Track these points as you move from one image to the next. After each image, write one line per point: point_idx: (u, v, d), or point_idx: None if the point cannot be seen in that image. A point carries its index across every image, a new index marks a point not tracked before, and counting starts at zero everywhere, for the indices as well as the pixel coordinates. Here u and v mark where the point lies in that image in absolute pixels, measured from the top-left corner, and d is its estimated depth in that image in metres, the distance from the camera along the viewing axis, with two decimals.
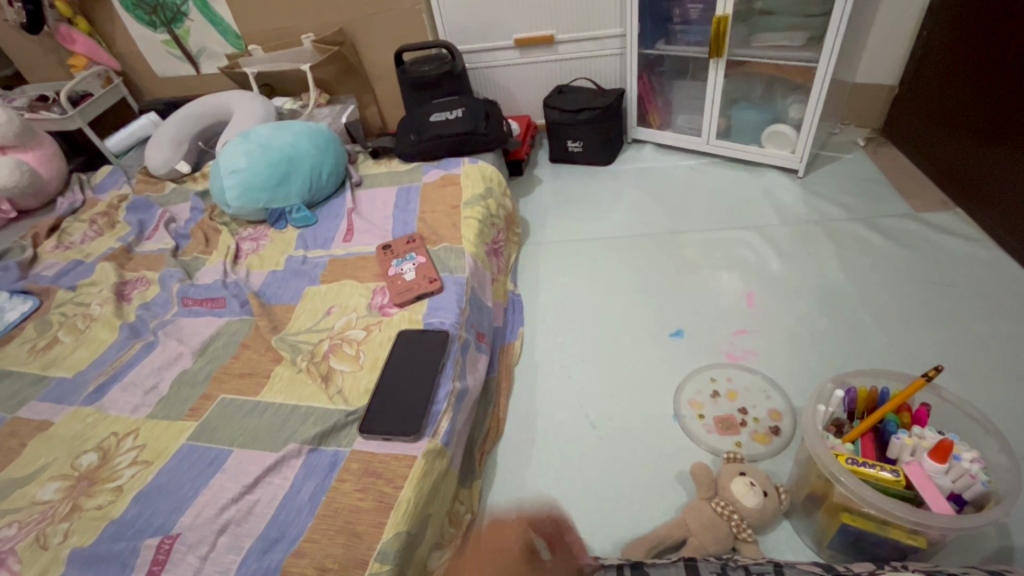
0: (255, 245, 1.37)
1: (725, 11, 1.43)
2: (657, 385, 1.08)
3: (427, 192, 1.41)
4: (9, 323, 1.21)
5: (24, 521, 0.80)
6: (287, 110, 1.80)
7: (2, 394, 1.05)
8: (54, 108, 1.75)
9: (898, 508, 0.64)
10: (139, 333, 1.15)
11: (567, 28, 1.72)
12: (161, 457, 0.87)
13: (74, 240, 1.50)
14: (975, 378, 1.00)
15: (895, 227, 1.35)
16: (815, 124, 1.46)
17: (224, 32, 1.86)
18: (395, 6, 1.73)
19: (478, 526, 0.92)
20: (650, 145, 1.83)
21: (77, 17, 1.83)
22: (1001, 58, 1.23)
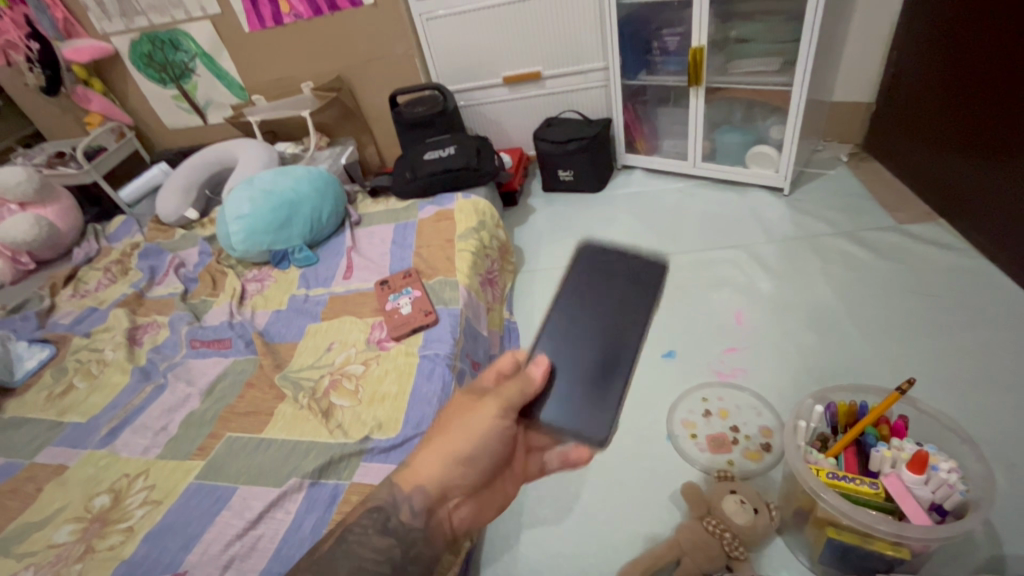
0: (259, 285, 1.43)
1: (701, 43, 1.50)
2: (651, 406, 1.10)
3: (423, 228, 1.47)
4: (27, 371, 1.26)
5: (40, 564, 0.83)
6: (289, 155, 1.89)
7: (21, 440, 1.10)
8: (71, 164, 1.85)
9: (877, 521, 0.66)
10: (149, 376, 1.19)
11: (552, 64, 1.80)
12: (171, 496, 0.91)
13: (90, 288, 1.57)
14: (961, 386, 1.01)
15: (879, 240, 1.38)
16: (795, 144, 1.50)
17: (228, 84, 1.97)
18: (389, 52, 1.83)
19: (477, 554, 0.93)
20: (639, 169, 1.89)
21: (91, 78, 1.96)
22: (968, 74, 1.27)
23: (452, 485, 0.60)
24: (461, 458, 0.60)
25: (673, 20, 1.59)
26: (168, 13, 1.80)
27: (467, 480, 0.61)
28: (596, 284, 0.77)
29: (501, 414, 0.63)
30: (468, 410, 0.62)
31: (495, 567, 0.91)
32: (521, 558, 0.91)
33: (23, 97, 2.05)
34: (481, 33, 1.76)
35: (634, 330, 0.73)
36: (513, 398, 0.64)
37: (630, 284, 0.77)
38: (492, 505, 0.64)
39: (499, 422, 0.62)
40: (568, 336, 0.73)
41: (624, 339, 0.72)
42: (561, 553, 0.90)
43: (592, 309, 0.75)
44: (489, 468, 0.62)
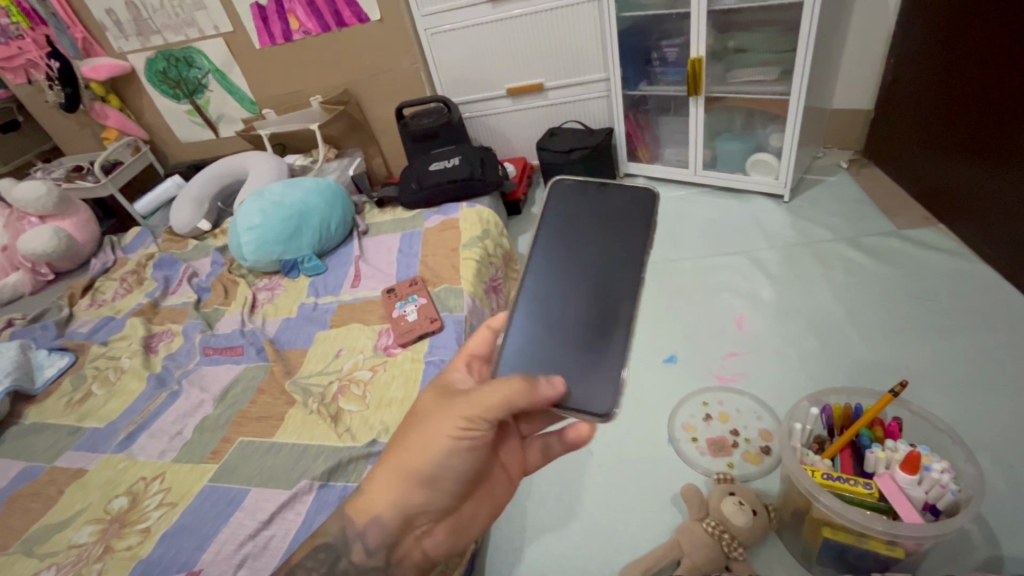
0: (270, 294, 1.47)
1: (699, 54, 1.52)
2: (653, 410, 1.12)
3: (428, 237, 1.50)
4: (47, 379, 1.30)
5: (62, 563, 0.87)
6: (298, 166, 1.94)
7: (43, 445, 1.14)
8: (88, 178, 1.91)
9: (871, 520, 0.67)
10: (164, 382, 1.23)
11: (554, 75, 1.84)
12: (185, 498, 0.94)
13: (106, 298, 1.62)
14: (960, 389, 1.03)
15: (879, 245, 1.39)
16: (795, 152, 1.52)
17: (240, 99, 2.03)
18: (395, 66, 1.88)
19: (481, 556, 0.95)
20: (641, 177, 1.92)
21: (109, 95, 2.02)
22: (962, 80, 1.29)
23: (413, 513, 0.60)
24: (421, 487, 0.59)
25: (673, 31, 1.63)
26: (183, 31, 1.87)
27: (430, 508, 0.60)
28: (581, 229, 0.75)
29: (463, 438, 0.57)
30: (427, 434, 0.58)
31: (499, 568, 0.93)
32: (524, 559, 0.93)
33: (44, 114, 2.11)
34: (484, 47, 1.80)
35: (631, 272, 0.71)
36: (484, 415, 0.56)
37: (613, 231, 0.74)
38: (469, 521, 0.63)
39: (458, 450, 0.58)
40: (562, 295, 0.72)
41: (620, 290, 0.70)
42: (563, 554, 0.92)
43: (580, 261, 0.73)
44: (459, 490, 0.60)
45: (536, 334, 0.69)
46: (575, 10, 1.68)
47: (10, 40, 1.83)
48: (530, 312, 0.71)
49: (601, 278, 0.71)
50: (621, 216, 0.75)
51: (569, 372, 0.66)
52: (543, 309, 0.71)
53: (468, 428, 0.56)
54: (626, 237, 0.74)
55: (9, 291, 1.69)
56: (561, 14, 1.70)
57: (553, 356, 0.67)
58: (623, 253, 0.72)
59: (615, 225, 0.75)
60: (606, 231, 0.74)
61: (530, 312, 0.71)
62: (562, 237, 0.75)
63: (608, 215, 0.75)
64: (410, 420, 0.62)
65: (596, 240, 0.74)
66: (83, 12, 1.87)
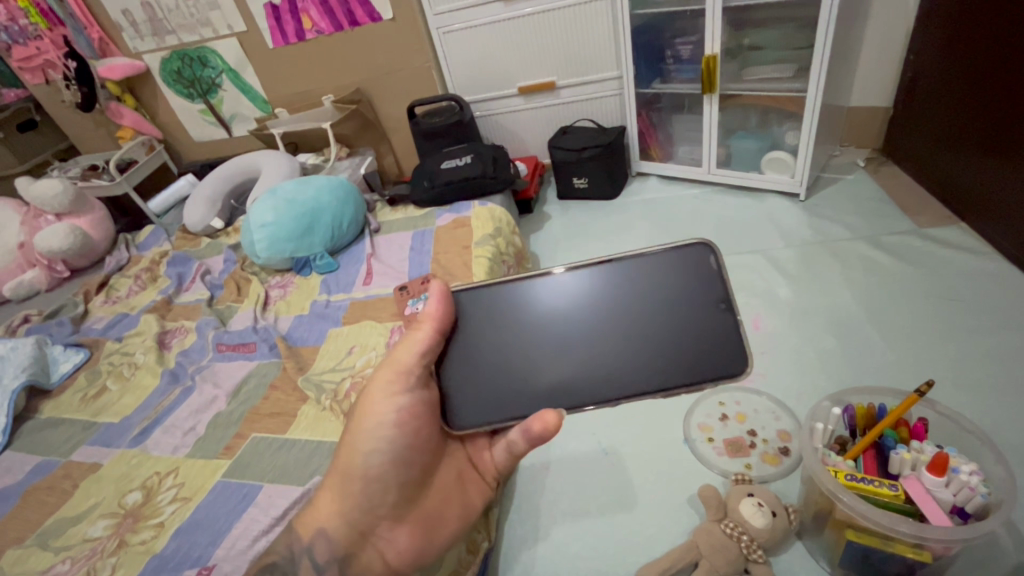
0: (282, 291, 1.47)
1: (714, 51, 1.51)
2: (669, 410, 1.11)
3: (440, 235, 1.50)
4: (62, 374, 1.32)
5: (76, 557, 0.87)
6: (310, 165, 1.94)
7: (58, 440, 1.14)
8: (104, 176, 1.92)
9: (898, 523, 0.66)
10: (178, 378, 1.24)
11: (567, 73, 1.83)
12: (199, 493, 0.94)
13: (121, 295, 1.63)
14: (986, 391, 1.00)
15: (899, 244, 1.37)
16: (811, 150, 1.50)
17: (253, 98, 2.04)
18: (407, 65, 1.88)
19: (494, 555, 0.94)
20: (653, 176, 1.90)
21: (124, 94, 2.05)
22: (984, 76, 1.26)
23: (368, 515, 0.65)
24: (369, 483, 0.64)
25: (687, 28, 1.61)
26: (198, 31, 1.88)
27: (383, 504, 0.65)
28: (649, 279, 0.66)
29: (393, 410, 0.63)
30: (361, 422, 0.65)
31: (513, 568, 0.92)
32: (538, 559, 0.92)
33: (61, 113, 2.15)
34: (496, 45, 1.80)
35: (666, 350, 0.63)
36: (401, 370, 0.63)
37: (683, 295, 0.65)
38: (431, 516, 0.68)
39: (392, 427, 0.63)
40: (569, 317, 0.66)
41: (639, 358, 0.63)
42: (578, 555, 0.91)
43: (618, 303, 0.66)
44: (409, 477, 0.66)
45: (509, 336, 0.66)
46: (588, 8, 1.67)
47: (28, 40, 1.87)
48: (530, 325, 0.66)
49: (627, 337, 0.64)
50: (701, 281, 0.64)
51: (511, 393, 0.64)
52: (543, 325, 0.66)
53: (392, 391, 0.63)
54: (692, 307, 0.64)
55: (26, 287, 1.71)
56: (574, 12, 1.69)
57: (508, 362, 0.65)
58: (671, 326, 0.64)
59: (689, 290, 0.65)
60: (671, 291, 0.65)
61: (514, 314, 0.67)
62: (624, 274, 0.66)
63: (686, 272, 0.65)
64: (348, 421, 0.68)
65: (654, 296, 0.65)
66: (99, 12, 1.89)
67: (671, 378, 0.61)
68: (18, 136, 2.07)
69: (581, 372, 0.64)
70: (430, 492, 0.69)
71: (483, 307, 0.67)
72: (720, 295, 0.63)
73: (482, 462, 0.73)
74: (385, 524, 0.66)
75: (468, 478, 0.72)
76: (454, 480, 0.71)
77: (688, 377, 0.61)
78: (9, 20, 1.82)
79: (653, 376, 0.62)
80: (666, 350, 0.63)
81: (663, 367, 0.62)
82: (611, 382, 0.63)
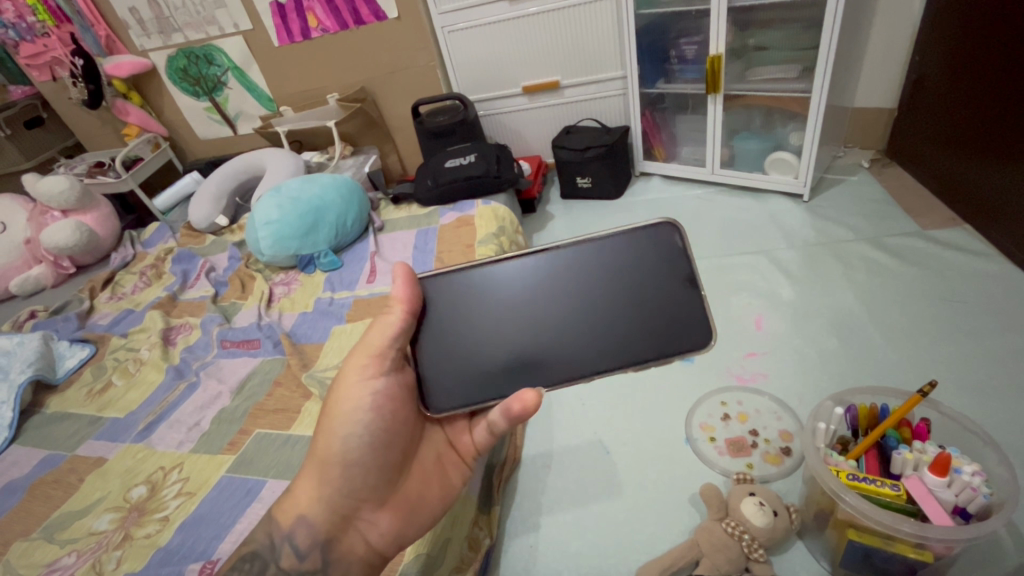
0: (286, 289, 1.48)
1: (719, 51, 1.51)
2: (671, 409, 1.11)
3: (444, 233, 1.50)
4: (68, 370, 1.33)
5: (82, 550, 0.88)
6: (314, 163, 1.94)
7: (64, 434, 1.15)
8: (110, 173, 1.93)
9: (900, 522, 0.66)
10: (183, 374, 1.25)
11: (571, 73, 1.83)
12: (203, 488, 0.95)
13: (126, 291, 1.64)
14: (988, 392, 1.00)
15: (903, 246, 1.37)
16: (815, 151, 1.50)
17: (258, 96, 2.05)
18: (412, 64, 1.88)
19: (496, 552, 0.94)
20: (657, 176, 1.90)
21: (131, 91, 2.06)
22: (989, 77, 1.26)
23: (347, 501, 0.63)
24: (349, 469, 0.63)
25: (691, 29, 1.61)
26: (204, 29, 1.89)
27: (363, 489, 0.64)
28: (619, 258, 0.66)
29: (371, 392, 0.63)
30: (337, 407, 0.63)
31: (514, 565, 0.92)
32: (540, 557, 0.92)
33: (67, 110, 2.16)
34: (501, 45, 1.80)
35: (635, 328, 0.64)
36: (377, 353, 0.63)
37: (649, 272, 0.65)
38: (411, 500, 0.68)
39: (371, 408, 0.63)
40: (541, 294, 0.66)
41: (609, 336, 0.64)
42: (579, 553, 0.91)
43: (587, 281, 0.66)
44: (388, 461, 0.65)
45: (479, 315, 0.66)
46: (593, 8, 1.67)
47: (36, 37, 1.88)
48: (499, 306, 0.66)
49: (594, 317, 0.65)
50: (668, 261, 0.65)
51: (484, 373, 0.65)
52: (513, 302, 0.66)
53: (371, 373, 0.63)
54: (662, 288, 0.65)
55: (32, 283, 1.72)
56: (579, 12, 1.69)
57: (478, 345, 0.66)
58: (637, 305, 0.65)
59: (656, 269, 0.65)
60: (637, 271, 0.66)
61: (480, 296, 0.67)
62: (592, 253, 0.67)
63: (654, 253, 0.66)
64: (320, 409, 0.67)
65: (626, 276, 0.66)
66: (106, 10, 1.91)
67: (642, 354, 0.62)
68: (25, 133, 2.09)
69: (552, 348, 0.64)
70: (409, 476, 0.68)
71: (451, 289, 0.67)
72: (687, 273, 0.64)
73: (461, 445, 0.73)
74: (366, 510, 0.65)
75: (448, 461, 0.72)
76: (433, 462, 0.71)
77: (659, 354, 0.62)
78: (17, 17, 1.83)
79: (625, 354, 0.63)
80: (631, 329, 0.64)
81: (633, 343, 0.63)
82: (582, 359, 0.64)
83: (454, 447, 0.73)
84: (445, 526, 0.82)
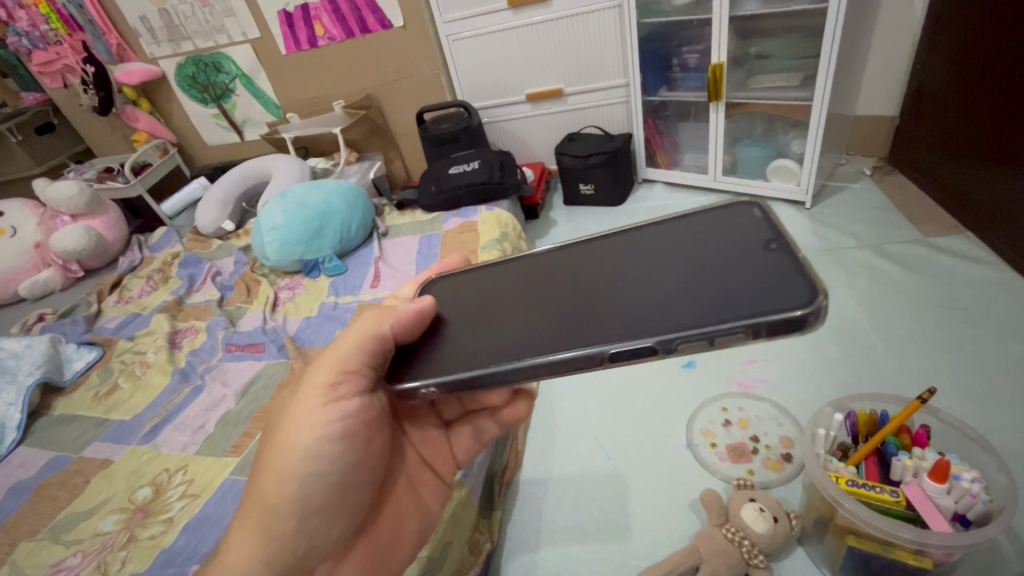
0: (290, 293, 1.50)
1: (720, 59, 1.52)
2: (672, 415, 1.11)
3: (447, 239, 1.52)
4: (75, 372, 1.35)
5: (87, 550, 0.89)
6: (320, 169, 1.98)
7: (70, 436, 1.17)
8: (119, 179, 1.96)
9: (900, 529, 0.66)
10: (188, 377, 1.26)
11: (574, 81, 1.85)
12: (207, 490, 0.95)
13: (133, 295, 1.66)
14: (989, 400, 1.00)
15: (903, 252, 1.37)
16: (816, 159, 1.51)
17: (265, 103, 2.08)
18: (416, 72, 1.91)
19: (497, 556, 0.94)
20: (660, 183, 1.92)
21: (140, 98, 2.10)
22: (991, 86, 1.26)
23: (305, 556, 0.58)
24: (306, 519, 0.57)
25: (694, 38, 1.62)
26: (213, 38, 1.92)
27: (326, 537, 0.59)
28: (699, 228, 0.60)
29: (340, 418, 0.58)
30: (284, 446, 0.57)
31: (515, 568, 0.92)
32: (539, 559, 0.92)
33: (77, 117, 2.19)
34: (505, 53, 1.82)
35: (782, 276, 0.49)
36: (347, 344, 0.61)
37: (696, 229, 0.60)
38: (386, 538, 0.66)
39: (338, 441, 0.58)
40: (589, 283, 0.60)
41: (752, 290, 0.49)
42: (579, 556, 0.91)
43: (633, 259, 0.61)
44: (361, 494, 0.62)
45: (512, 308, 0.61)
46: (596, 17, 1.69)
47: (48, 45, 1.92)
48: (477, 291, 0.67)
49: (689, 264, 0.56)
50: (738, 221, 0.58)
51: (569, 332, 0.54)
52: (544, 292, 0.61)
53: (335, 393, 0.58)
54: (716, 227, 0.59)
55: (41, 287, 1.75)
56: (582, 20, 1.71)
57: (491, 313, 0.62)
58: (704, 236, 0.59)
59: (734, 233, 0.57)
60: (687, 234, 0.60)
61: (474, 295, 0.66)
62: (638, 238, 0.63)
63: (701, 228, 0.60)
64: (260, 454, 0.60)
65: (712, 232, 0.58)
66: (117, 19, 1.94)
67: (802, 285, 0.46)
68: (36, 138, 2.12)
69: (692, 326, 0.48)
70: (381, 509, 0.66)
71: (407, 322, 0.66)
72: (759, 218, 0.57)
73: (435, 461, 0.74)
74: (325, 559, 0.60)
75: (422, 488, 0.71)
76: (406, 488, 0.70)
77: (802, 270, 0.48)
78: (30, 26, 1.87)
79: (793, 293, 0.46)
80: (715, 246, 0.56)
81: (733, 252, 0.54)
82: (717, 283, 0.51)
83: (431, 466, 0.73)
84: (447, 529, 0.83)
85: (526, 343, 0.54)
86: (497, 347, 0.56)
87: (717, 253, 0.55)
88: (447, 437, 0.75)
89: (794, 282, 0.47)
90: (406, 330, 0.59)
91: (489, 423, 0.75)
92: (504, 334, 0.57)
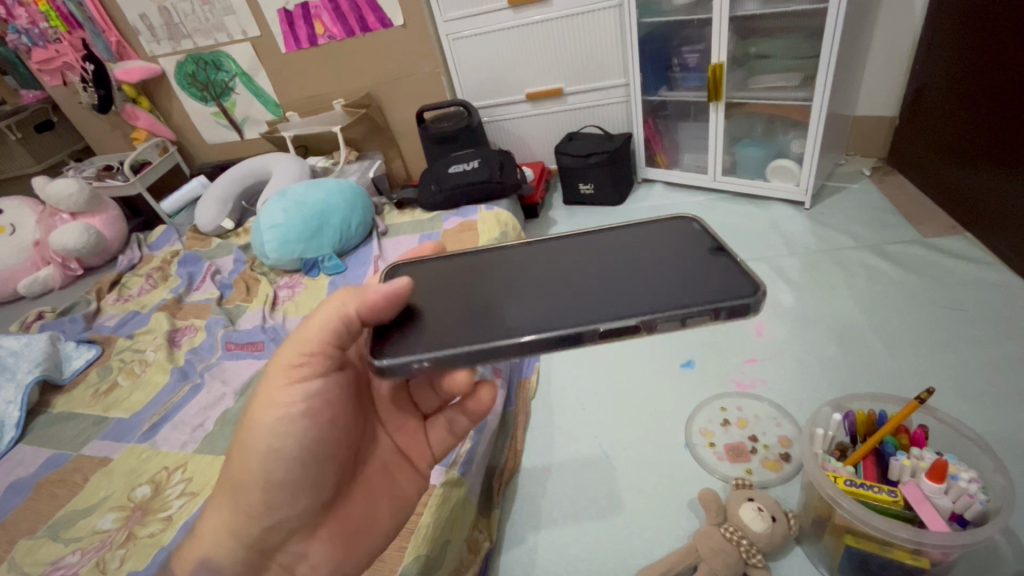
0: (290, 292, 1.50)
1: (721, 59, 1.52)
2: (671, 415, 1.11)
3: (447, 238, 1.53)
4: (74, 370, 1.35)
5: (86, 548, 0.89)
6: (320, 167, 1.98)
7: (69, 434, 1.17)
8: (119, 177, 1.96)
9: (896, 527, 0.66)
10: (187, 375, 1.26)
11: (574, 80, 1.85)
12: (206, 488, 0.95)
13: (132, 293, 1.66)
14: (986, 401, 1.00)
15: (902, 253, 1.37)
16: (815, 159, 1.51)
17: (265, 101, 2.07)
18: (416, 71, 1.91)
19: (496, 556, 0.94)
20: (659, 183, 1.91)
21: (140, 96, 2.09)
22: (990, 87, 1.27)
23: (270, 529, 0.60)
24: (270, 493, 0.58)
25: (694, 37, 1.62)
26: (213, 36, 1.92)
27: (292, 514, 0.60)
28: (644, 237, 0.68)
29: (302, 398, 0.58)
30: (252, 421, 0.58)
31: (513, 567, 0.92)
32: (538, 559, 0.92)
33: (77, 115, 2.19)
34: (505, 52, 1.82)
35: (725, 272, 0.59)
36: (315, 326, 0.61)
37: (641, 237, 0.68)
38: (357, 521, 0.65)
39: (300, 420, 0.58)
40: (560, 278, 0.64)
41: (704, 281, 0.58)
42: (578, 555, 0.91)
43: (593, 257, 0.66)
44: (329, 475, 0.62)
45: (488, 294, 0.63)
46: (596, 16, 1.69)
47: (48, 43, 1.91)
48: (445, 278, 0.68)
49: (644, 263, 0.63)
50: (680, 232, 0.67)
51: (554, 313, 0.58)
52: (516, 284, 0.64)
53: (297, 374, 0.58)
54: (657, 236, 0.68)
55: (40, 285, 1.75)
56: (582, 20, 1.71)
57: (466, 298, 0.63)
58: (651, 243, 0.67)
59: (678, 241, 0.66)
60: (635, 239, 0.68)
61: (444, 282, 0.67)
62: (593, 239, 0.69)
63: (646, 236, 0.68)
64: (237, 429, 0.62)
65: (657, 240, 0.67)
66: (117, 16, 1.95)
67: (745, 279, 0.56)
68: (36, 136, 2.12)
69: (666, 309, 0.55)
70: (352, 493, 0.65)
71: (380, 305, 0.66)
72: (697, 231, 0.67)
73: (413, 452, 0.71)
74: (293, 534, 0.62)
75: (401, 474, 0.70)
76: (381, 476, 0.68)
77: (743, 267, 0.58)
78: (30, 23, 1.87)
79: (742, 285, 0.56)
80: (662, 251, 0.65)
81: (681, 257, 0.63)
82: (674, 279, 0.59)
83: (408, 457, 0.71)
84: (446, 527, 0.83)
85: (512, 323, 0.58)
86: (481, 329, 0.58)
87: (666, 256, 0.64)
88: (426, 428, 0.73)
89: (744, 277, 0.57)
90: (373, 312, 0.58)
91: (462, 411, 0.71)
92: (486, 315, 0.60)
